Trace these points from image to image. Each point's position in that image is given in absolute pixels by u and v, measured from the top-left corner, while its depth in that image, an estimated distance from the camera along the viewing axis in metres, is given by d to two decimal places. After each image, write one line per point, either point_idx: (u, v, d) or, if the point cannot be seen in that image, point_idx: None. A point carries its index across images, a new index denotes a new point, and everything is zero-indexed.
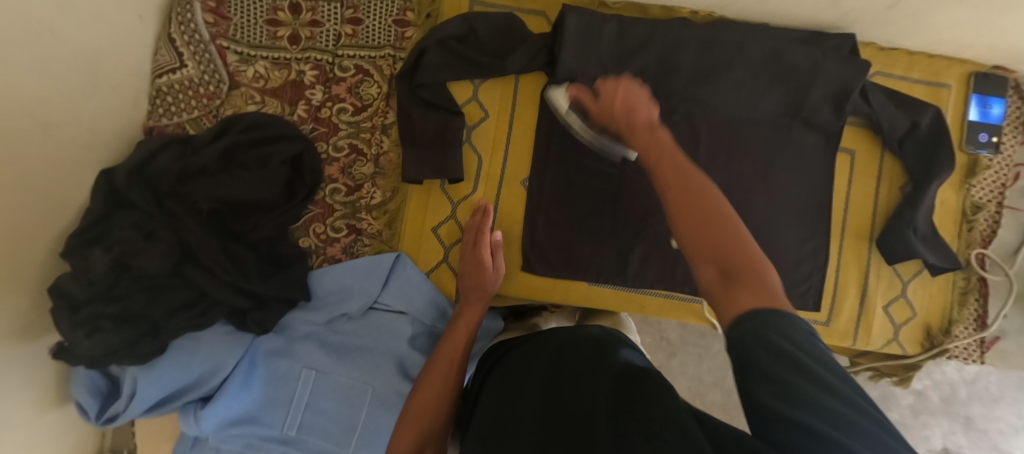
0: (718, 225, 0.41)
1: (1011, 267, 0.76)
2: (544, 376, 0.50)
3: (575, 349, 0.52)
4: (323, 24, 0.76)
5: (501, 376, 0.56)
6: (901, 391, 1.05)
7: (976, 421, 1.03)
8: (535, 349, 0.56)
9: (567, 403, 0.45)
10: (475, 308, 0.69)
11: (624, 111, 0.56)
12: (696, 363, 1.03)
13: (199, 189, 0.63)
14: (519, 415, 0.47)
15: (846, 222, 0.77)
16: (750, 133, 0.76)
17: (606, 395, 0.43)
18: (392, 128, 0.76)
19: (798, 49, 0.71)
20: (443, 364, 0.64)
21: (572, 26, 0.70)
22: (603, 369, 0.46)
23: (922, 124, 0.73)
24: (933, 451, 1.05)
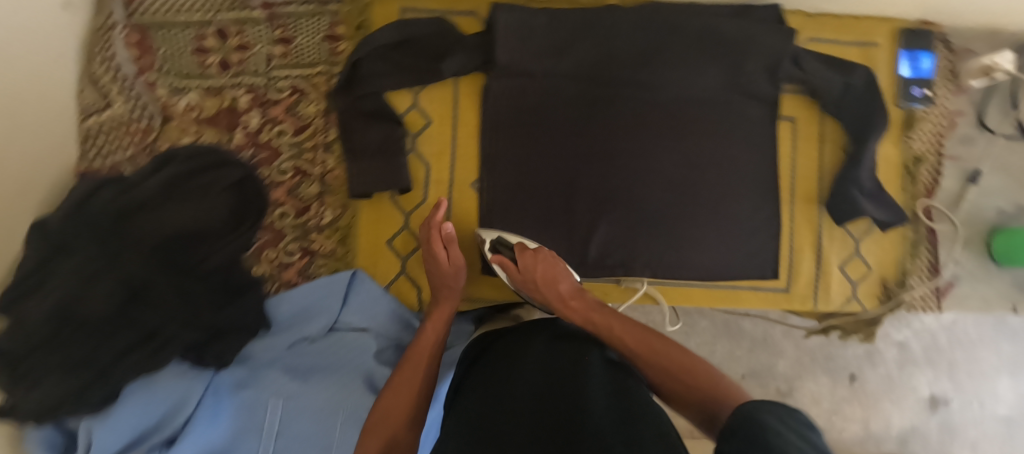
0: (671, 364, 0.51)
1: (954, 215, 0.78)
2: (538, 366, 0.48)
3: (569, 342, 0.51)
4: (252, 47, 0.75)
5: (493, 357, 0.54)
6: (885, 345, 1.05)
7: (959, 366, 1.05)
8: (526, 337, 0.54)
9: (562, 395, 0.43)
10: (444, 307, 0.68)
11: (547, 276, 0.65)
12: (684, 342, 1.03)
13: (149, 227, 0.59)
14: (515, 408, 0.44)
15: (795, 188, 0.78)
16: (694, 109, 0.76)
17: (600, 400, 0.42)
18: (335, 145, 0.75)
19: (728, 23, 0.71)
20: (418, 359, 0.61)
21: (502, 24, 0.70)
22: (590, 369, 0.46)
23: (856, 84, 0.74)
24: (921, 400, 1.05)
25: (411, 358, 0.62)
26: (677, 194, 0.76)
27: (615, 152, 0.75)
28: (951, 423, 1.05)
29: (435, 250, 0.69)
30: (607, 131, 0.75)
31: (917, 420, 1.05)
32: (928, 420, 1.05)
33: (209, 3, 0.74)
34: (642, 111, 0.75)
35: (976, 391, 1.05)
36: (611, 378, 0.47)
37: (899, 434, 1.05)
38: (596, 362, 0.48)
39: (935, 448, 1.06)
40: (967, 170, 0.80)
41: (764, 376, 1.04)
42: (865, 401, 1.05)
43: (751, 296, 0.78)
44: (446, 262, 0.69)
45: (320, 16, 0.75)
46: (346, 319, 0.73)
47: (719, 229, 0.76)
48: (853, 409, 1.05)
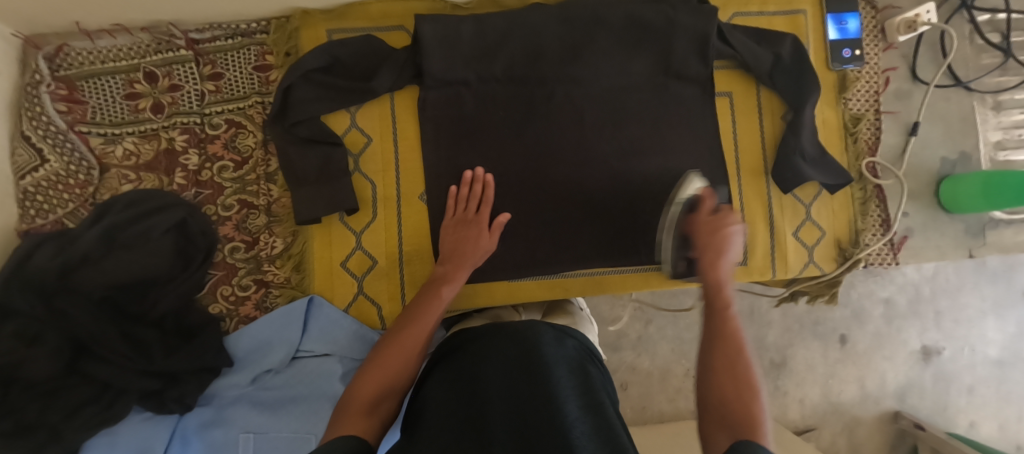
0: (732, 386, 0.42)
1: (899, 169, 0.80)
2: (513, 363, 0.44)
3: (541, 333, 0.49)
4: (183, 86, 0.74)
5: (472, 340, 0.50)
6: (872, 303, 1.06)
7: (945, 314, 1.05)
8: (500, 326, 0.51)
9: (533, 403, 0.40)
10: (461, 272, 0.63)
11: (721, 236, 0.55)
12: (674, 323, 1.02)
13: (87, 279, 0.61)
14: (488, 411, 0.40)
15: (739, 162, 0.79)
16: (630, 95, 0.77)
17: (570, 408, 0.40)
18: (277, 174, 0.75)
19: (650, 8, 0.72)
20: (433, 311, 0.56)
21: (428, 34, 0.70)
22: (554, 369, 0.44)
23: (784, 52, 0.75)
24: (914, 353, 1.06)
25: (430, 309, 0.56)
26: (628, 181, 0.76)
27: (561, 147, 0.76)
28: (945, 371, 1.06)
29: (480, 223, 0.69)
30: (549, 128, 0.76)
31: (912, 372, 1.06)
32: (922, 372, 1.06)
33: (135, 49, 0.74)
34: (582, 103, 0.76)
35: (966, 336, 1.06)
36: (576, 379, 0.45)
37: (896, 390, 1.06)
38: (560, 360, 0.46)
39: (931, 399, 1.06)
40: (907, 123, 0.81)
41: (756, 349, 1.05)
42: (857, 361, 1.06)
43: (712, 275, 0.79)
44: (485, 240, 0.68)
45: (247, 47, 0.75)
46: (307, 347, 0.72)
47: None
48: (848, 371, 1.06)
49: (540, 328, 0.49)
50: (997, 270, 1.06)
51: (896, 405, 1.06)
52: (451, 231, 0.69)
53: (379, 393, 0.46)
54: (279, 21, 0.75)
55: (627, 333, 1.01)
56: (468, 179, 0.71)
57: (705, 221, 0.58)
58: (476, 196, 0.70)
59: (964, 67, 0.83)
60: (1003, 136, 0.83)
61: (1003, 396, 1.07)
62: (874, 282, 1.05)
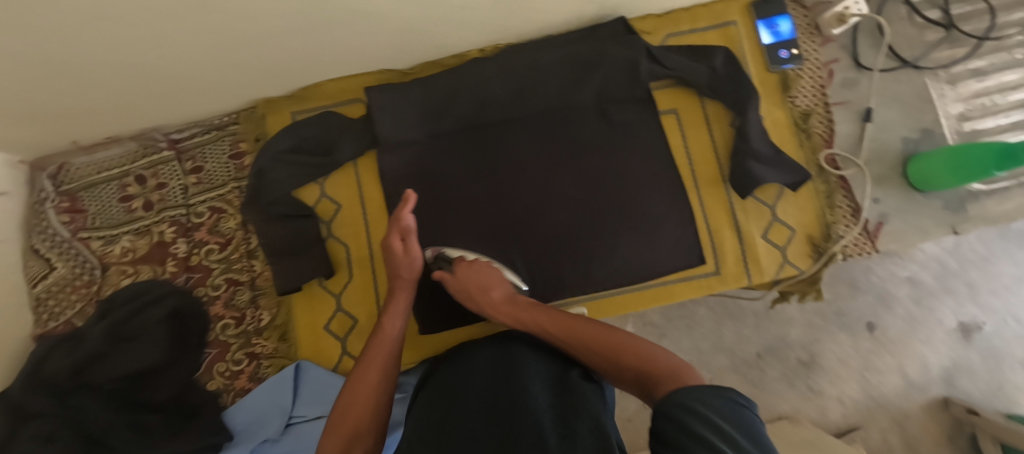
0: (602, 341, 0.50)
1: (859, 158, 0.79)
2: (481, 376, 0.49)
3: (515, 350, 0.52)
4: (169, 183, 0.81)
5: (443, 373, 0.54)
6: (896, 284, 1.03)
7: (979, 285, 1.02)
8: (469, 354, 0.55)
9: (503, 404, 0.44)
10: (403, 295, 0.66)
11: (476, 285, 0.67)
12: (688, 334, 1.03)
13: (98, 375, 0.67)
14: (462, 424, 0.43)
15: (696, 174, 0.80)
16: (578, 126, 0.81)
17: (545, 404, 0.44)
18: (257, 250, 0.79)
19: (582, 46, 0.77)
20: (385, 346, 0.59)
21: (380, 103, 0.77)
22: (524, 369, 0.49)
23: (718, 66, 0.78)
24: (953, 331, 1.03)
25: (376, 351, 0.58)
26: (588, 205, 0.79)
27: (522, 186, 0.80)
28: (992, 347, 1.02)
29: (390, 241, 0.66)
30: (503, 162, 0.80)
31: (957, 354, 1.02)
32: (966, 351, 1.02)
33: (126, 156, 0.82)
34: (534, 133, 0.80)
35: (1006, 307, 1.03)
36: (549, 373, 0.50)
37: (942, 375, 1.02)
38: (536, 365, 0.50)
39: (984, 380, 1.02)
40: (860, 110, 0.81)
41: (780, 349, 1.03)
42: (893, 348, 1.02)
43: (685, 289, 0.79)
44: (405, 256, 0.66)
45: (222, 139, 0.82)
46: (301, 411, 0.73)
47: (641, 233, 0.79)
48: (885, 361, 1.02)
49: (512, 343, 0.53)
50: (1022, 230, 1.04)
51: (944, 390, 1.02)
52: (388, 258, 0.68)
53: (349, 439, 0.49)
54: (247, 112, 0.82)
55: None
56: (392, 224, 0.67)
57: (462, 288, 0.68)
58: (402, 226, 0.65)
59: (909, 48, 0.83)
60: (964, 107, 0.82)
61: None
62: (893, 263, 1.02)
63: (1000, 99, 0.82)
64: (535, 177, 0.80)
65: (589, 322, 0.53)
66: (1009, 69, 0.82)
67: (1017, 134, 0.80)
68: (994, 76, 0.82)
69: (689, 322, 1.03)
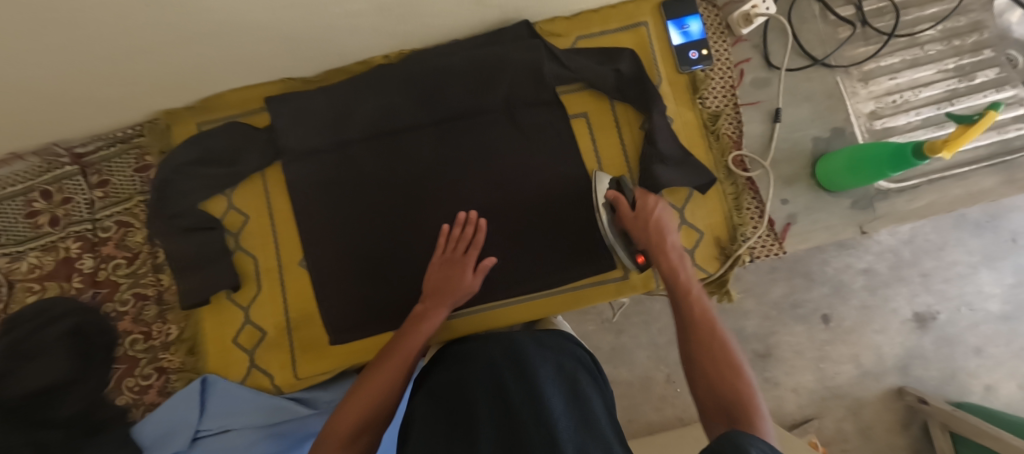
0: (706, 352, 0.53)
1: (766, 160, 0.79)
2: (493, 365, 0.53)
3: (529, 354, 0.54)
4: (75, 198, 0.80)
5: (448, 364, 0.57)
6: (853, 275, 1.18)
7: (932, 273, 1.18)
8: (477, 347, 0.57)
9: (518, 395, 0.47)
10: (438, 311, 0.69)
11: (660, 233, 0.63)
12: (646, 330, 1.18)
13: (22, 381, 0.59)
14: (479, 418, 0.47)
15: (605, 178, 0.80)
16: (488, 131, 0.80)
17: (558, 400, 0.48)
18: (163, 264, 0.79)
19: (485, 50, 0.76)
20: (416, 339, 0.64)
21: (280, 114, 0.76)
22: (537, 372, 0.51)
23: (624, 68, 0.77)
24: (907, 320, 1.18)
25: (407, 341, 0.63)
26: (497, 212, 0.79)
27: (431, 195, 0.79)
28: (945, 335, 1.18)
29: (465, 265, 0.72)
30: (412, 170, 0.79)
31: (911, 342, 1.18)
32: (920, 339, 1.18)
33: (30, 171, 0.80)
34: (444, 139, 0.80)
35: (959, 295, 1.18)
36: (561, 383, 0.51)
37: (897, 364, 1.18)
38: (542, 360, 0.54)
39: (936, 363, 1.18)
40: (769, 111, 0.81)
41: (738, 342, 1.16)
42: (846, 338, 1.18)
43: (595, 293, 0.80)
44: (467, 279, 0.72)
45: (127, 152, 0.81)
46: (209, 424, 0.74)
47: (552, 239, 0.78)
48: (839, 351, 1.17)
49: (524, 347, 0.55)
50: (978, 221, 1.19)
51: (900, 380, 1.18)
52: (441, 270, 0.73)
53: (360, 427, 0.54)
54: (150, 124, 0.81)
55: (599, 347, 1.17)
56: (462, 220, 0.75)
57: (637, 226, 0.64)
58: (462, 239, 0.74)
59: (821, 46, 0.82)
60: (875, 105, 0.81)
61: (1010, 352, 1.18)
62: (850, 256, 1.18)
63: (912, 96, 0.81)
64: (445, 184, 0.79)
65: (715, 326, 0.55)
66: (921, 65, 0.82)
67: (928, 131, 0.80)
68: (907, 73, 0.82)
69: (647, 318, 1.19)
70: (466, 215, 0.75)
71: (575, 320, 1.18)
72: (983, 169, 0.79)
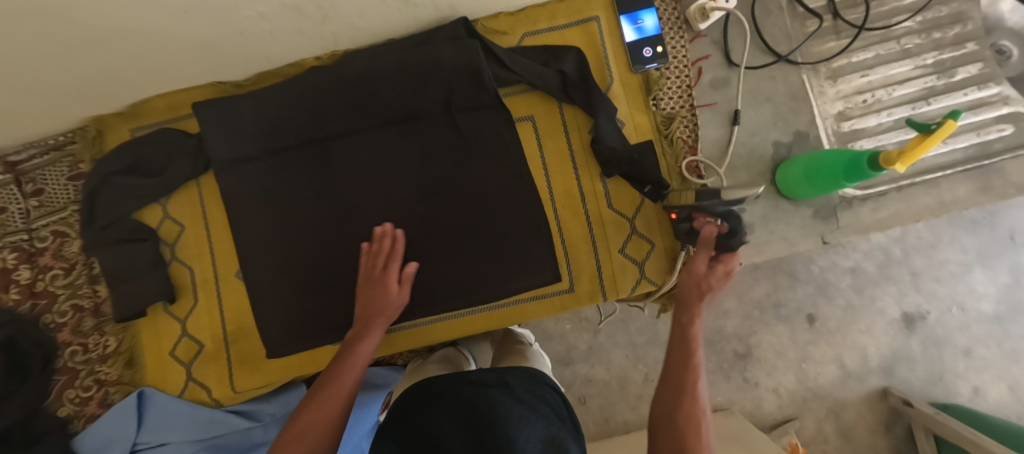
0: (678, 395, 0.56)
1: (720, 167, 0.74)
2: (469, 401, 0.55)
3: (505, 394, 0.57)
4: (8, 207, 0.78)
5: (427, 402, 0.59)
6: (839, 275, 1.13)
7: (922, 273, 1.12)
8: (454, 384, 0.59)
9: (494, 426, 0.50)
10: (376, 329, 0.66)
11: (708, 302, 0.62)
12: (623, 329, 1.14)
13: None
14: (445, 438, 0.50)
15: (552, 186, 0.76)
16: (427, 137, 0.77)
17: (528, 426, 0.51)
18: (99, 275, 0.78)
19: (418, 53, 0.72)
20: (357, 363, 0.61)
21: (208, 123, 0.73)
22: (509, 412, 0.53)
23: (568, 69, 0.73)
24: (894, 320, 1.13)
25: (346, 368, 0.60)
26: (440, 222, 0.76)
27: (371, 203, 0.77)
28: (934, 335, 1.13)
29: (386, 280, 0.69)
30: (349, 179, 0.77)
31: (897, 342, 1.13)
32: (907, 340, 1.13)
33: None
34: (382, 146, 0.77)
35: (949, 295, 1.13)
36: (538, 423, 0.53)
37: (882, 365, 1.13)
38: (508, 394, 0.57)
39: (922, 365, 1.13)
40: (728, 112, 0.76)
41: (715, 343, 1.13)
42: (829, 338, 1.13)
43: (538, 307, 0.76)
44: (395, 294, 0.69)
45: (60, 160, 0.79)
46: (148, 437, 0.73)
47: (495, 251, 0.75)
48: (821, 351, 1.13)
49: (493, 387, 0.58)
50: (975, 218, 1.12)
51: (884, 382, 1.14)
52: (367, 288, 0.69)
53: None
54: (81, 130, 0.78)
55: (575, 346, 1.14)
56: (376, 235, 0.71)
57: (696, 277, 0.62)
58: (385, 252, 0.70)
59: (786, 41, 0.76)
60: (844, 105, 0.76)
61: (1002, 354, 1.13)
62: (836, 255, 1.13)
63: (885, 95, 0.75)
64: (381, 193, 0.77)
65: (696, 375, 0.57)
66: (897, 61, 0.76)
67: (899, 134, 0.74)
68: (880, 70, 0.76)
69: (624, 317, 1.15)
70: (382, 227, 0.72)
71: (551, 320, 1.15)
72: (957, 174, 0.74)
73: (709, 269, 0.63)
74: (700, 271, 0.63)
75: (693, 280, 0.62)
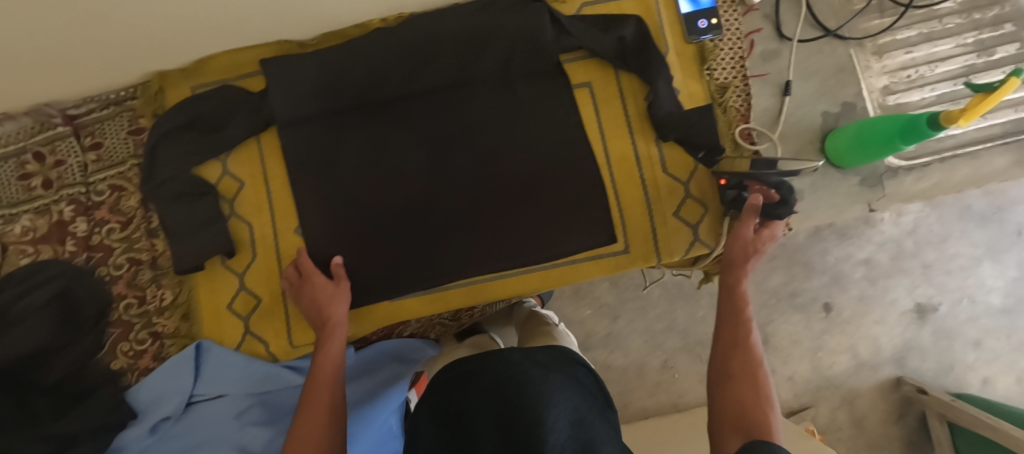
0: (732, 352, 0.57)
1: (773, 133, 0.77)
2: (496, 380, 0.52)
3: (528, 373, 0.53)
4: (67, 161, 0.79)
5: (454, 383, 0.57)
6: (853, 267, 1.15)
7: (934, 265, 1.15)
8: (480, 364, 0.56)
9: (520, 404, 0.46)
10: (339, 329, 0.66)
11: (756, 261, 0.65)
12: (642, 316, 1.16)
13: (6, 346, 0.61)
14: (477, 418, 0.48)
15: (608, 149, 0.78)
16: (481, 101, 0.78)
17: (555, 407, 0.47)
18: (158, 229, 0.78)
19: (480, 17, 0.74)
20: (328, 373, 0.61)
21: (273, 79, 0.74)
22: (537, 390, 0.49)
23: (627, 35, 0.75)
24: (907, 311, 1.16)
25: (319, 378, 0.61)
26: (500, 184, 0.77)
27: (428, 166, 0.77)
28: (944, 327, 1.16)
29: (313, 278, 0.71)
30: (380, 154, 0.77)
31: (909, 334, 1.16)
32: (919, 331, 1.16)
33: (21, 133, 0.78)
34: (420, 118, 0.78)
35: (960, 288, 1.16)
36: (568, 403, 0.49)
37: (894, 355, 1.16)
38: (535, 372, 0.53)
39: (932, 356, 1.16)
40: (779, 83, 0.79)
41: None
42: (844, 327, 1.16)
43: (594, 267, 0.78)
44: (331, 285, 0.71)
45: (120, 115, 0.80)
46: (203, 390, 0.74)
47: (550, 214, 0.76)
48: (836, 340, 1.16)
49: (518, 365, 0.54)
50: (984, 213, 1.15)
51: (897, 371, 1.16)
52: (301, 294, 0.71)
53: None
54: (144, 86, 0.79)
55: (594, 332, 1.15)
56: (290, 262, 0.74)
57: (744, 242, 0.65)
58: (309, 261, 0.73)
59: (835, 17, 0.80)
60: (889, 79, 0.79)
61: (1010, 346, 1.16)
62: (849, 247, 1.15)
63: (928, 71, 0.78)
64: (437, 152, 0.78)
65: (748, 329, 0.59)
66: (939, 39, 0.79)
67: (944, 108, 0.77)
68: (923, 47, 0.79)
69: (643, 304, 1.16)
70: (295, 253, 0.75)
71: (571, 306, 1.16)
72: (997, 147, 0.77)
73: (756, 234, 0.66)
74: (747, 237, 0.65)
75: (740, 244, 0.66)
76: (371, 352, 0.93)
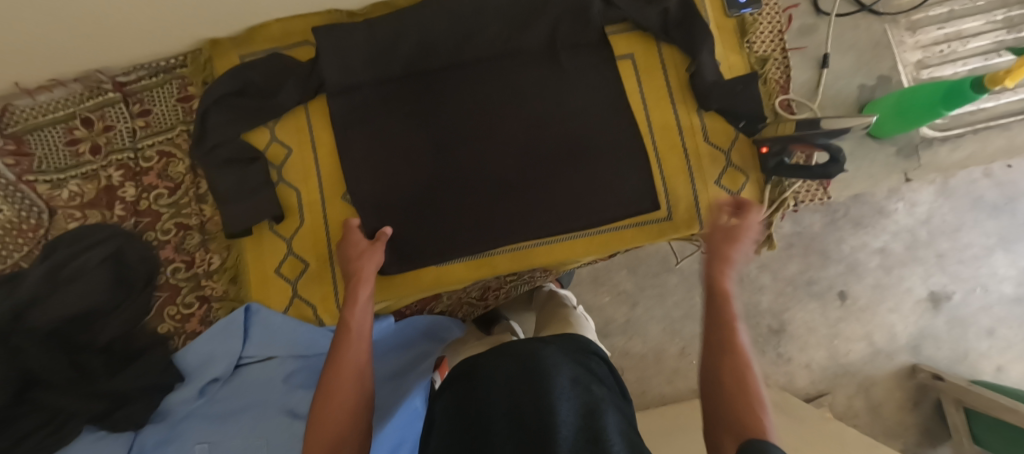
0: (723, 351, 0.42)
1: (813, 103, 0.79)
2: (511, 363, 0.42)
3: (544, 354, 0.43)
4: (116, 126, 0.79)
5: (461, 373, 0.47)
6: (867, 255, 1.13)
7: (948, 255, 1.12)
8: (496, 348, 0.47)
9: (534, 395, 0.35)
10: (365, 288, 0.61)
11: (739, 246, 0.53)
12: (660, 303, 1.16)
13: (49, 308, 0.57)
14: (490, 408, 0.38)
15: (650, 118, 0.80)
16: (523, 72, 0.80)
17: (565, 393, 0.36)
18: (207, 194, 0.80)
19: None
20: (358, 336, 0.55)
21: (325, 46, 0.75)
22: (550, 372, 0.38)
23: (671, 7, 0.76)
24: (922, 299, 1.13)
25: (349, 343, 0.54)
26: (545, 150, 0.78)
27: (473, 134, 0.79)
28: (959, 315, 1.13)
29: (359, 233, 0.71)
30: (427, 121, 0.79)
31: (924, 322, 1.13)
32: (934, 319, 1.13)
33: (70, 99, 0.79)
34: (463, 86, 0.79)
35: (975, 278, 1.12)
36: (581, 390, 0.38)
37: (909, 343, 1.13)
38: (553, 355, 0.44)
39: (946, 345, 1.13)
40: (816, 57, 0.81)
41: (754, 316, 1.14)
42: (860, 315, 1.14)
43: (639, 234, 0.79)
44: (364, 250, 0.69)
45: (169, 82, 0.81)
46: (253, 352, 0.74)
47: (596, 180, 0.78)
48: (851, 328, 1.14)
49: (533, 345, 0.45)
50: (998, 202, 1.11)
51: (912, 358, 1.13)
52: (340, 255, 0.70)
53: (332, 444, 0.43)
54: (194, 54, 0.81)
55: (613, 319, 1.16)
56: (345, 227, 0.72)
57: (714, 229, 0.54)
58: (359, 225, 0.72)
59: None
60: (923, 54, 0.81)
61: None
62: (863, 236, 1.13)
63: (959, 46, 0.81)
64: (483, 119, 0.79)
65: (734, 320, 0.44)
66: (970, 16, 0.81)
67: None
68: (954, 23, 0.81)
69: (661, 291, 1.17)
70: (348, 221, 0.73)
71: (590, 292, 1.17)
72: None
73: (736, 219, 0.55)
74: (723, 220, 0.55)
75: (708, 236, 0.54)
76: (406, 325, 0.91)
